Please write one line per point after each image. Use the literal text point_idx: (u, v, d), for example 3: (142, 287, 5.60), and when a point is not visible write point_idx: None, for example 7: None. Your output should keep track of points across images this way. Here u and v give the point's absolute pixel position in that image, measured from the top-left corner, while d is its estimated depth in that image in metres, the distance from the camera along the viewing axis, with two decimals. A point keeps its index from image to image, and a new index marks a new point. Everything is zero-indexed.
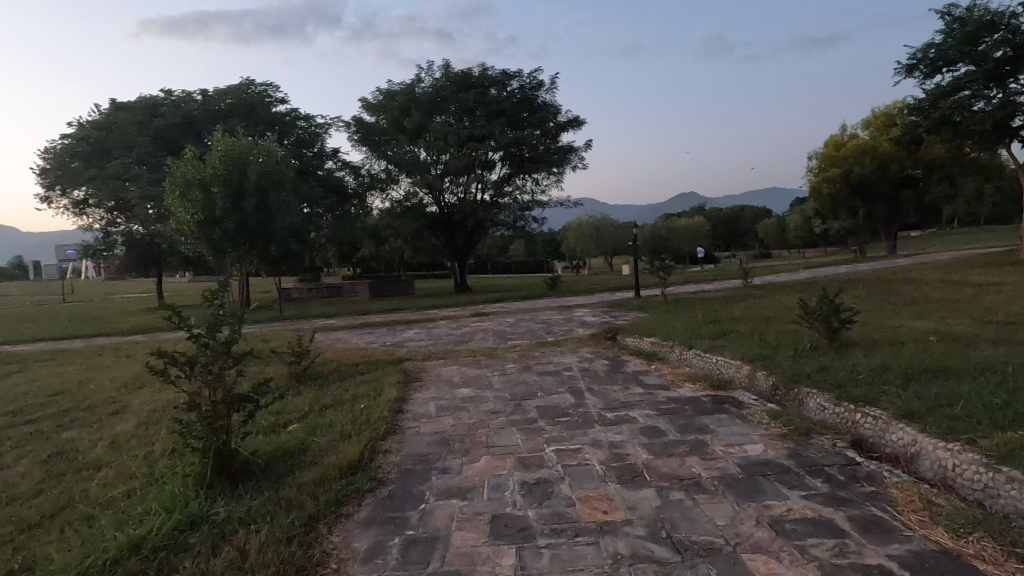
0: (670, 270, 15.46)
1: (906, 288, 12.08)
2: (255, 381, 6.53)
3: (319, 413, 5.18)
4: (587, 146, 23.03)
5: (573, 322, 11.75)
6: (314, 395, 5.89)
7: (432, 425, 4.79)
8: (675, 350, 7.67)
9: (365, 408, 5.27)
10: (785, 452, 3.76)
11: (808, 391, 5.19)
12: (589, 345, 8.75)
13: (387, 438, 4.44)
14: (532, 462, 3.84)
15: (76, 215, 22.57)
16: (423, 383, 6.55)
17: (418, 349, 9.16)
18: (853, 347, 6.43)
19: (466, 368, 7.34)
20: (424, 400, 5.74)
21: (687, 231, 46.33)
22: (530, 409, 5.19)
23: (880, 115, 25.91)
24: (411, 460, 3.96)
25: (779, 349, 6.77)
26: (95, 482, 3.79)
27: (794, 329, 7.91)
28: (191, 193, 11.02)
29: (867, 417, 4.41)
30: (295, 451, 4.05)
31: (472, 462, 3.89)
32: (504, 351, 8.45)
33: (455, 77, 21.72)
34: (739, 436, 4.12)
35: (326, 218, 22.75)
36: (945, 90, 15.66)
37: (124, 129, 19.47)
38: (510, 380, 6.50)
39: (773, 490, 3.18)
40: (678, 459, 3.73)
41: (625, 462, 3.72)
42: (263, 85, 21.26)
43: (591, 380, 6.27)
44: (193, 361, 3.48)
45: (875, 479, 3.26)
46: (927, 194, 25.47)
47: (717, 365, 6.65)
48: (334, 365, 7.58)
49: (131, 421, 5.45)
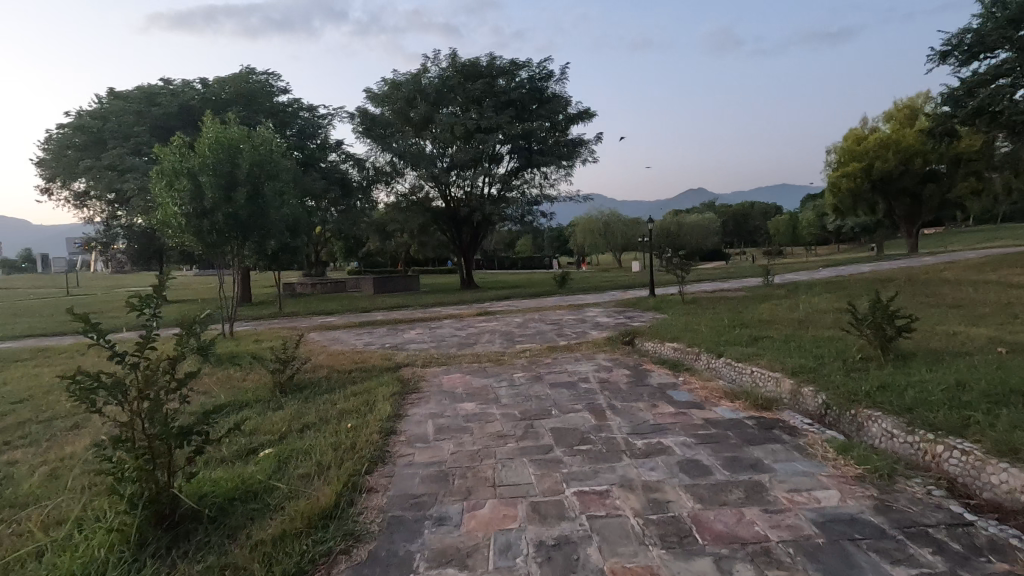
0: (685, 268, 14.62)
1: (943, 289, 11.21)
2: (232, 394, 5.77)
3: (298, 434, 4.48)
4: (599, 139, 22.16)
5: (586, 323, 10.93)
6: (296, 411, 5.16)
7: (429, 454, 4.06)
8: (702, 357, 6.90)
9: (353, 429, 4.55)
10: (870, 503, 2.98)
11: (869, 414, 4.43)
12: (605, 351, 7.96)
13: (373, 471, 3.72)
14: (548, 510, 3.08)
15: (76, 207, 21.95)
16: (421, 396, 5.78)
17: (419, 353, 8.39)
18: (911, 360, 5.63)
19: (471, 378, 6.55)
20: (420, 419, 4.97)
21: (699, 227, 45.15)
22: (543, 433, 4.42)
23: (903, 107, 25.04)
24: (399, 505, 3.22)
25: (822, 359, 5.99)
26: (7, 529, 3.05)
27: (837, 335, 7.10)
28: (179, 182, 10.28)
29: (952, 451, 3.65)
30: (258, 492, 3.31)
31: (474, 510, 3.13)
32: (513, 356, 7.70)
33: (462, 67, 20.87)
34: (804, 476, 3.36)
35: (331, 213, 21.94)
36: (981, 77, 14.74)
37: (121, 119, 18.86)
38: (518, 394, 5.73)
39: (871, 567, 2.40)
40: (735, 511, 2.97)
41: (667, 515, 2.96)
42: (264, 74, 20.62)
43: (612, 395, 5.47)
44: (121, 384, 2.73)
45: (1002, 551, 2.50)
46: (951, 191, 24.46)
47: (753, 378, 5.91)
48: (325, 373, 6.84)
49: (85, 440, 4.72)
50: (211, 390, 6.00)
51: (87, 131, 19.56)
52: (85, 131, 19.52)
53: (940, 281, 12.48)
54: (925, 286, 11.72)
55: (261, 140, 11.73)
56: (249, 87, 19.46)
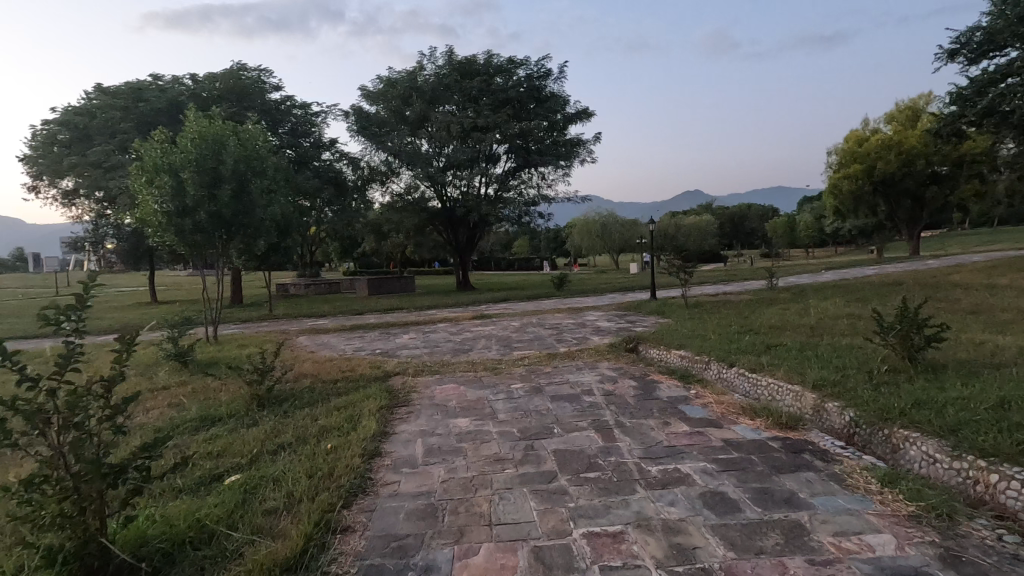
0: (688, 270, 14.19)
1: (955, 292, 10.86)
2: (204, 409, 5.27)
3: (270, 457, 4.00)
4: (598, 138, 21.70)
5: (586, 328, 10.47)
6: (271, 428, 4.68)
7: (416, 481, 3.59)
8: (712, 367, 6.47)
9: (332, 451, 4.09)
10: (934, 554, 2.53)
11: (905, 435, 4.00)
12: (608, 359, 7.51)
13: (351, 505, 3.25)
14: (554, 559, 2.61)
15: (63, 205, 21.37)
16: (411, 411, 5.29)
17: (410, 361, 7.88)
18: (941, 372, 5.20)
19: (465, 390, 6.05)
20: (408, 438, 4.48)
21: (697, 229, 44.82)
22: (545, 457, 3.94)
23: (905, 109, 24.80)
24: (379, 549, 2.75)
25: (845, 371, 5.54)
26: None
27: (856, 344, 6.67)
28: (159, 178, 9.74)
29: (1010, 482, 3.22)
30: (214, 532, 2.83)
31: (466, 557, 2.66)
32: (511, 364, 7.22)
33: (458, 65, 20.41)
34: (848, 515, 2.90)
35: (326, 213, 21.48)
36: (991, 76, 14.35)
37: (108, 115, 18.31)
38: (517, 409, 5.23)
39: None
40: (775, 563, 2.50)
41: (694, 567, 2.50)
42: (256, 70, 20.06)
43: (619, 410, 5.01)
44: (39, 411, 2.23)
45: None
46: (953, 193, 24.20)
47: (771, 391, 5.47)
48: (308, 384, 6.34)
49: (31, 463, 4.21)
50: (182, 406, 5.49)
51: (73, 128, 19.00)
52: (71, 127, 18.96)
53: (951, 285, 12.12)
54: (936, 289, 11.34)
55: (247, 135, 11.16)
56: (241, 83, 18.90)
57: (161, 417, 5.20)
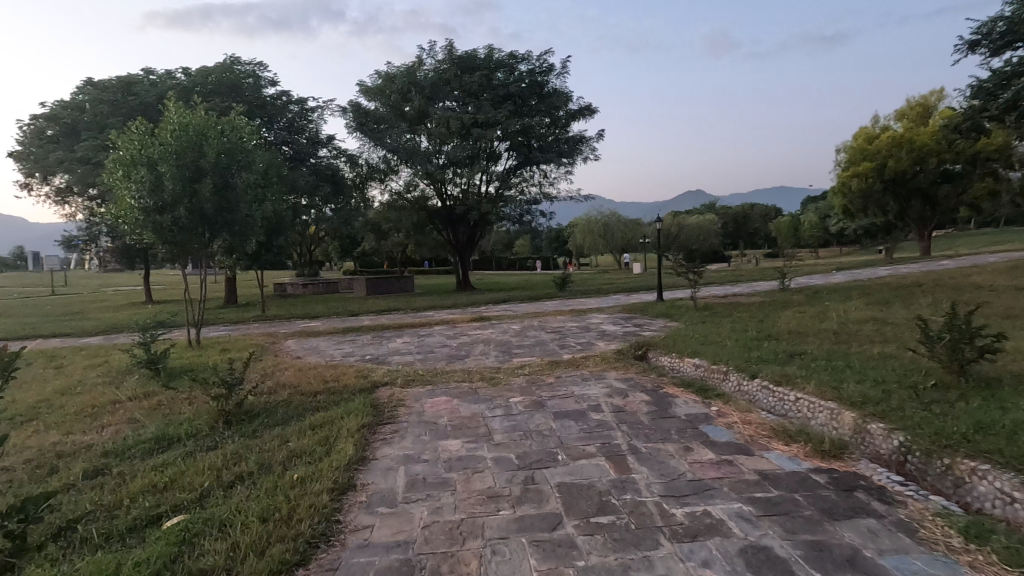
0: (693, 272, 13.40)
1: (981, 296, 10.13)
2: (160, 429, 4.64)
3: (223, 492, 3.39)
4: (600, 136, 21.07)
5: (591, 332, 9.85)
6: (233, 452, 4.07)
7: (392, 527, 2.97)
8: (733, 378, 5.84)
9: (297, 484, 3.47)
10: None
11: (971, 468, 3.37)
12: (616, 368, 6.90)
13: (310, 561, 2.65)
14: None
15: (55, 203, 20.77)
16: (397, 431, 4.66)
17: (401, 369, 7.27)
18: (996, 387, 4.59)
19: (458, 404, 5.43)
20: (389, 465, 3.87)
21: (700, 229, 44.14)
22: (548, 494, 3.32)
23: (916, 105, 24.10)
24: None
25: (885, 386, 4.91)
26: None
27: (891, 354, 6.00)
28: (136, 171, 9.09)
29: None
30: None
31: None
32: (510, 374, 6.61)
33: (459, 60, 19.74)
34: None
35: (323, 211, 20.86)
36: (1013, 69, 13.57)
37: (97, 109, 17.70)
38: (516, 428, 4.61)
39: None
40: None
41: None
42: (251, 64, 19.46)
43: (630, 432, 4.38)
44: None
45: None
46: (966, 192, 23.03)
47: (803, 409, 4.83)
48: (284, 397, 5.72)
49: None
50: (138, 425, 4.88)
51: (63, 122, 18.42)
52: (61, 122, 18.40)
53: (974, 287, 11.41)
54: (961, 293, 10.64)
55: (231, 126, 10.48)
56: (233, 75, 18.21)
57: (113, 438, 4.58)
